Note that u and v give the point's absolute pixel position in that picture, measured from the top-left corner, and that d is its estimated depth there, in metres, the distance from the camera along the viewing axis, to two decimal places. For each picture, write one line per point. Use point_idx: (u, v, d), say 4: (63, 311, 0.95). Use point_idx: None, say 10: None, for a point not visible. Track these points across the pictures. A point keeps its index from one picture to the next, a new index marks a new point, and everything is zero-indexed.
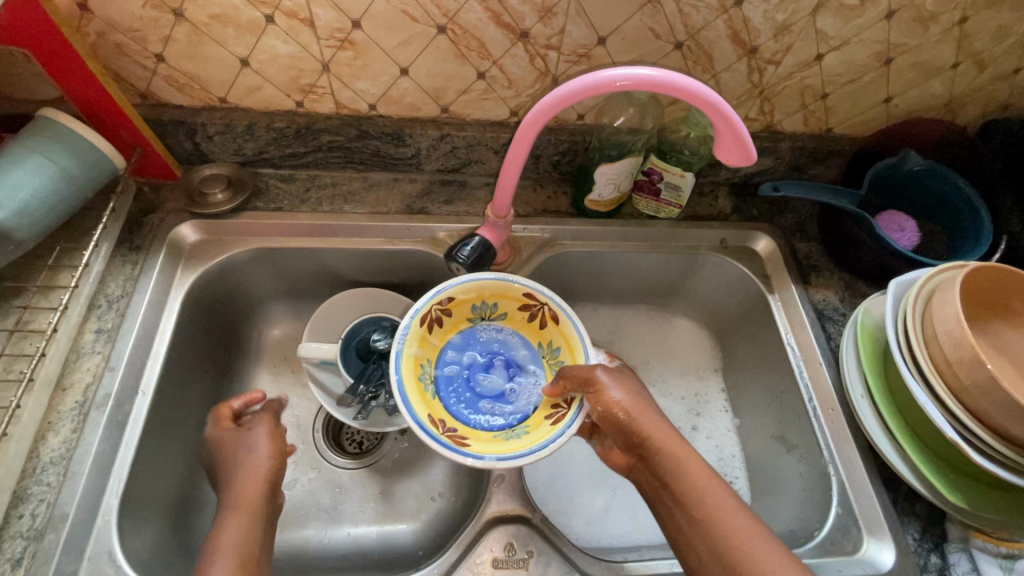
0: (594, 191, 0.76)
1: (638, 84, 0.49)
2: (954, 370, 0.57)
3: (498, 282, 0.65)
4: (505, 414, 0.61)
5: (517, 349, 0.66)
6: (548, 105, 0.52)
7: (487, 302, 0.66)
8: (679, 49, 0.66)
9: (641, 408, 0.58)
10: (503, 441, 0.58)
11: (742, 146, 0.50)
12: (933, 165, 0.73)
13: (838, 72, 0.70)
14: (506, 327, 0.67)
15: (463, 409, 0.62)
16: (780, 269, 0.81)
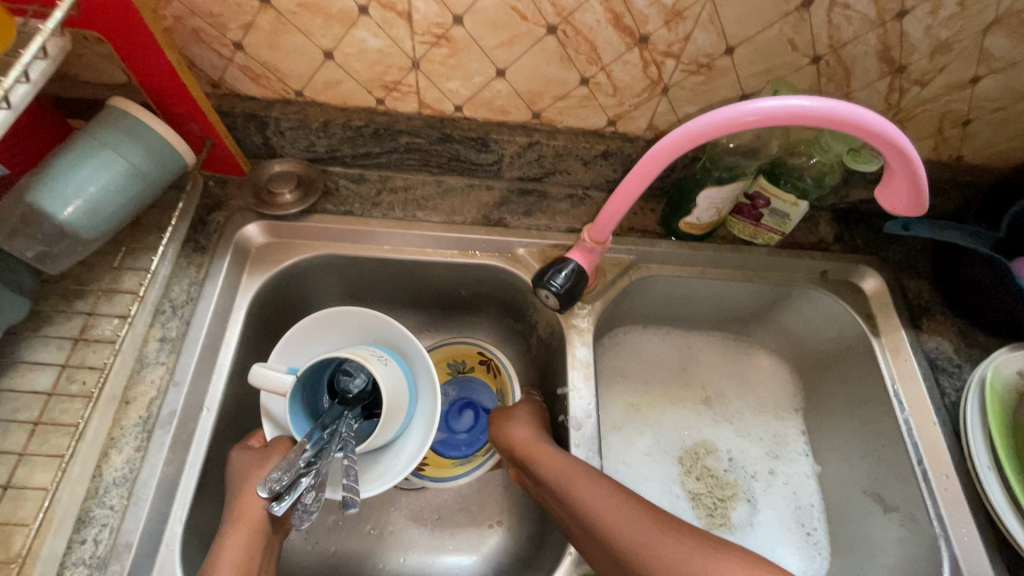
0: (692, 213, 0.69)
1: (807, 119, 0.43)
2: None
3: (460, 341, 0.78)
4: (466, 446, 0.74)
5: (484, 394, 0.77)
6: (678, 141, 0.47)
7: (460, 359, 0.78)
8: (815, 65, 0.58)
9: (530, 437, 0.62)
10: (454, 467, 0.72)
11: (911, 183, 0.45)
12: None
13: (991, 98, 0.62)
14: (478, 379, 0.79)
15: (441, 441, 0.74)
16: (886, 310, 0.73)
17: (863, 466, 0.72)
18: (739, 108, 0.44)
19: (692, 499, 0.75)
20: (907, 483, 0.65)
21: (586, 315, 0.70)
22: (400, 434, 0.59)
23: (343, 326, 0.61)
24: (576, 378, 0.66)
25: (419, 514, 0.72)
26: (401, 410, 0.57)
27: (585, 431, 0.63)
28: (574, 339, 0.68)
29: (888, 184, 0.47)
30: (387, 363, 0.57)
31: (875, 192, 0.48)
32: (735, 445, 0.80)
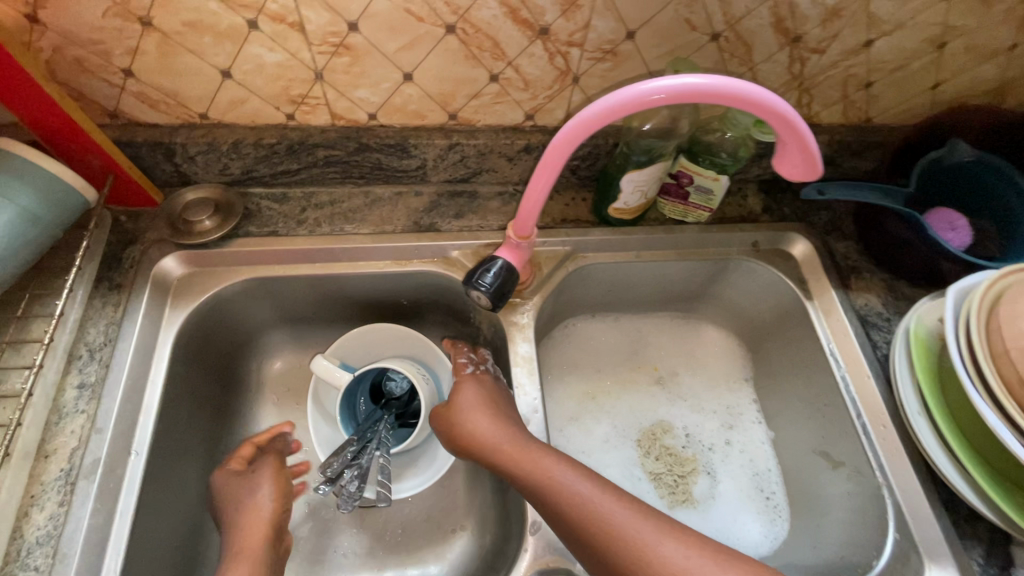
0: (620, 199, 0.69)
1: (716, 96, 0.43)
2: None
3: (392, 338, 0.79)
4: None
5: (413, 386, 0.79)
6: (581, 126, 0.46)
7: None
8: (716, 42, 0.59)
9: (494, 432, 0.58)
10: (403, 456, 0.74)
11: (807, 156, 0.46)
12: (984, 157, 0.67)
13: (886, 59, 0.64)
14: None
15: None
16: (816, 273, 0.75)
17: (811, 428, 0.74)
18: (652, 83, 0.43)
19: (654, 479, 0.76)
20: (850, 438, 0.67)
21: (527, 311, 0.69)
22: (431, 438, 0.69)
23: (389, 341, 0.73)
24: (520, 375, 0.65)
25: (381, 530, 0.71)
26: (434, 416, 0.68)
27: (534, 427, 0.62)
28: (515, 336, 0.67)
29: (783, 163, 0.48)
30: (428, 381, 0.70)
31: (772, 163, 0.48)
32: (691, 420, 0.81)
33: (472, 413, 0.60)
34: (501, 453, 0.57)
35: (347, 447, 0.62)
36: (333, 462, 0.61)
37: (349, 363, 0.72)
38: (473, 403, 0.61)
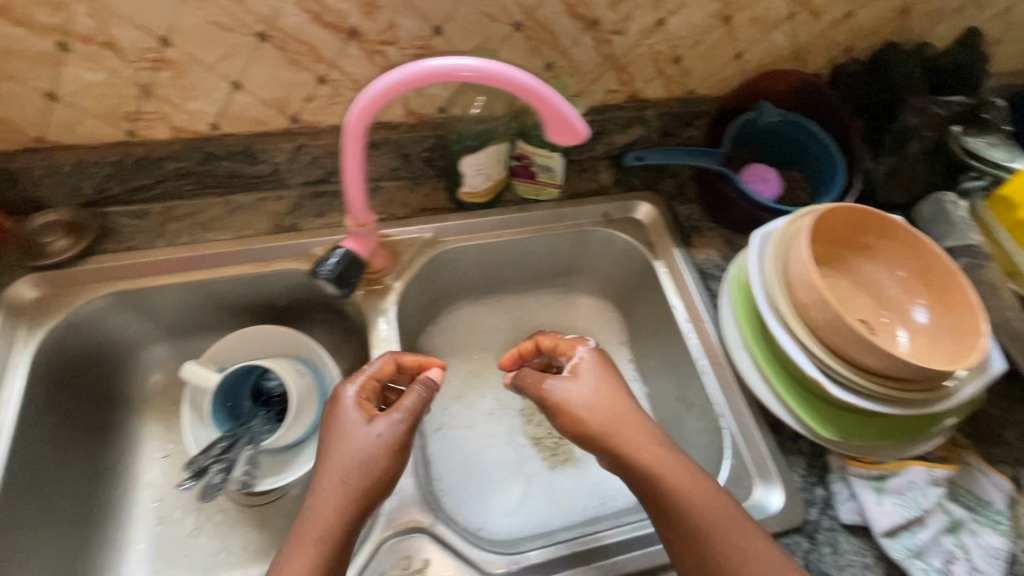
0: (466, 183, 0.74)
1: (476, 74, 0.49)
2: (808, 312, 0.59)
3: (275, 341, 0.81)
4: None
5: None
6: (362, 107, 0.50)
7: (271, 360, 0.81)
8: (519, 31, 0.64)
9: (637, 418, 0.57)
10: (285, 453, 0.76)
11: (568, 124, 0.50)
12: (788, 116, 0.76)
13: (683, 35, 0.71)
14: None
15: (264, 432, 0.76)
16: (662, 235, 0.82)
17: (671, 377, 0.80)
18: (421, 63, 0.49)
19: (536, 444, 0.81)
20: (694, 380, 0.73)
21: (391, 297, 0.73)
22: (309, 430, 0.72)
23: (265, 342, 0.76)
24: (382, 356, 0.69)
25: (273, 523, 0.72)
26: (309, 408, 0.71)
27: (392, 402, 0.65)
28: (376, 318, 0.72)
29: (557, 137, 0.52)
30: (302, 375, 0.72)
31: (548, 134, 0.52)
32: None
33: (589, 394, 0.58)
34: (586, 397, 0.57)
35: (213, 444, 0.64)
36: (198, 458, 0.62)
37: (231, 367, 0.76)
38: (583, 388, 0.58)
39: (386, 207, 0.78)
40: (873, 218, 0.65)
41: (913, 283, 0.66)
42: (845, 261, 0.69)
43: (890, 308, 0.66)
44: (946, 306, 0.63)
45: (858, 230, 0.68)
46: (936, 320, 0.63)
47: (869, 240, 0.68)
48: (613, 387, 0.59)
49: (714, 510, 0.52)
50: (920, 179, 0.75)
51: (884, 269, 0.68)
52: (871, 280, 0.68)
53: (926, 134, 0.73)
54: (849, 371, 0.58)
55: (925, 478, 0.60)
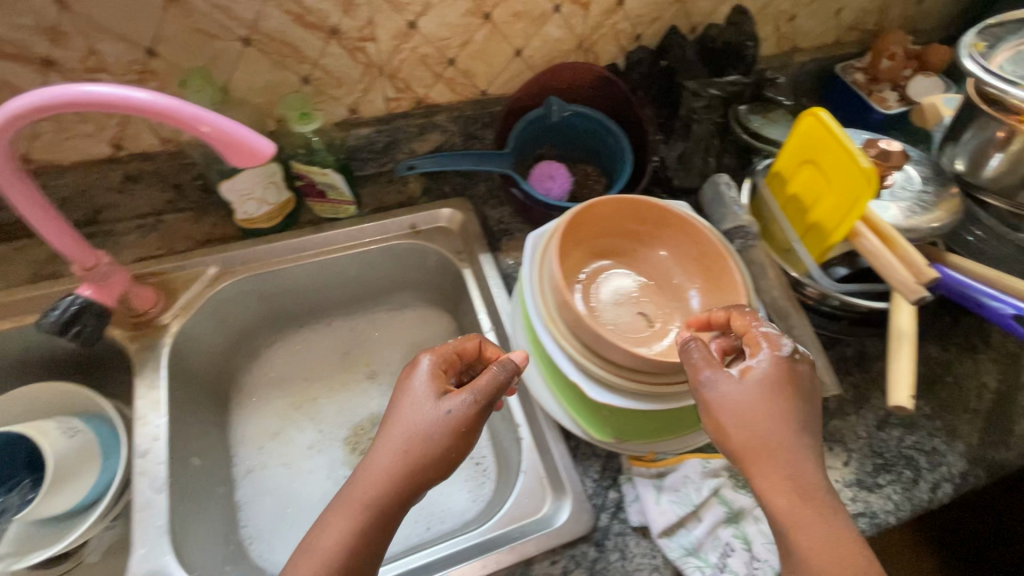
0: (239, 210, 0.70)
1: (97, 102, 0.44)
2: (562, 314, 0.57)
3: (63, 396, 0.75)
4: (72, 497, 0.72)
5: None
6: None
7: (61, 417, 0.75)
8: (250, 46, 0.61)
9: (789, 441, 0.47)
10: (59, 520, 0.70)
11: (230, 146, 0.46)
12: (573, 109, 0.74)
13: (445, 36, 0.68)
14: None
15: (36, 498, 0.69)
16: (470, 241, 0.79)
17: None
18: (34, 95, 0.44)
19: None
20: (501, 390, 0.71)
21: (167, 337, 0.68)
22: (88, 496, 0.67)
23: (43, 403, 0.70)
24: (147, 408, 0.64)
25: None
26: (83, 475, 0.66)
27: (152, 456, 0.61)
28: (146, 368, 0.66)
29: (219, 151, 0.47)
30: (73, 436, 0.66)
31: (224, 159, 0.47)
32: None
33: (739, 411, 0.48)
34: (469, 405, 0.50)
35: None
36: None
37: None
38: (735, 406, 0.48)
39: (166, 243, 0.73)
40: (638, 204, 0.63)
41: (692, 268, 0.64)
42: (627, 249, 0.67)
43: (671, 295, 0.65)
44: (716, 290, 0.61)
45: (631, 217, 0.65)
46: (705, 307, 0.62)
47: (650, 228, 0.65)
48: (771, 403, 0.48)
49: (837, 565, 0.43)
50: (712, 162, 0.75)
51: (665, 254, 0.66)
52: (654, 266, 0.66)
53: (708, 116, 0.73)
54: (602, 368, 0.55)
55: (699, 470, 0.58)
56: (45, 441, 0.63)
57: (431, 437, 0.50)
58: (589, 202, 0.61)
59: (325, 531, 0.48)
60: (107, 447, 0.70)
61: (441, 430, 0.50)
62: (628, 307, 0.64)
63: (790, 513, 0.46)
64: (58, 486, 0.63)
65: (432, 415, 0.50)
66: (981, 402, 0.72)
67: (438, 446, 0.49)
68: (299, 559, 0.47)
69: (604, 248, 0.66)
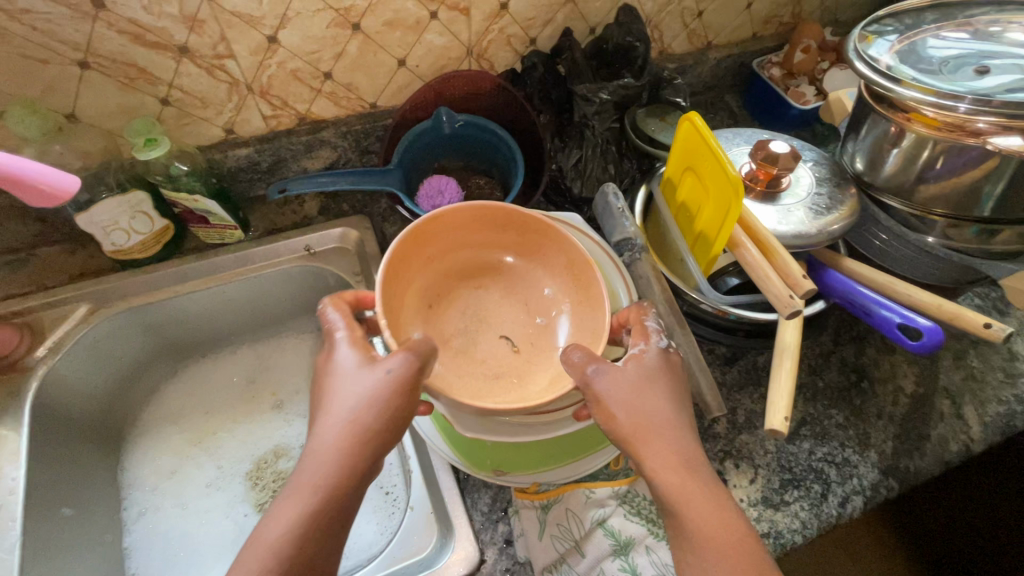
0: (105, 241, 0.65)
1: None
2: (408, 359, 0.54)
3: None
4: None
5: None
6: None
7: None
8: (90, 69, 0.57)
9: (672, 418, 0.47)
10: None
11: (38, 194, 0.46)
12: (461, 118, 0.71)
13: (313, 49, 0.64)
14: None
15: None
16: (368, 261, 0.75)
17: None
18: None
19: (259, 511, 0.71)
20: None
21: (35, 377, 0.64)
22: None
23: None
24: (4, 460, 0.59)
25: None
26: None
27: (9, 510, 0.57)
28: (5, 415, 0.61)
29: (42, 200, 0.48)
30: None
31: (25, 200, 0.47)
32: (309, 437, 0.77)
33: (623, 389, 0.47)
34: (394, 367, 0.47)
35: None
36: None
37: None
38: (621, 387, 0.48)
39: (36, 278, 0.69)
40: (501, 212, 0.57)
41: (559, 278, 0.60)
42: (495, 258, 0.62)
43: (540, 315, 0.60)
44: (585, 302, 0.56)
45: (496, 224, 0.60)
46: (577, 323, 0.57)
47: (514, 237, 0.60)
48: (647, 378, 0.48)
49: (723, 527, 0.43)
50: (610, 169, 0.72)
51: (529, 264, 0.62)
52: (521, 276, 0.62)
53: (600, 121, 0.70)
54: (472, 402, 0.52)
55: (583, 501, 0.54)
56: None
57: (362, 406, 0.47)
58: (437, 214, 0.56)
59: (272, 520, 0.44)
60: None
61: (374, 397, 0.47)
62: (491, 332, 0.60)
63: (679, 488, 0.45)
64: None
65: (356, 383, 0.47)
66: (898, 407, 0.69)
67: (382, 410, 0.47)
68: (253, 545, 0.43)
69: (467, 264, 0.61)
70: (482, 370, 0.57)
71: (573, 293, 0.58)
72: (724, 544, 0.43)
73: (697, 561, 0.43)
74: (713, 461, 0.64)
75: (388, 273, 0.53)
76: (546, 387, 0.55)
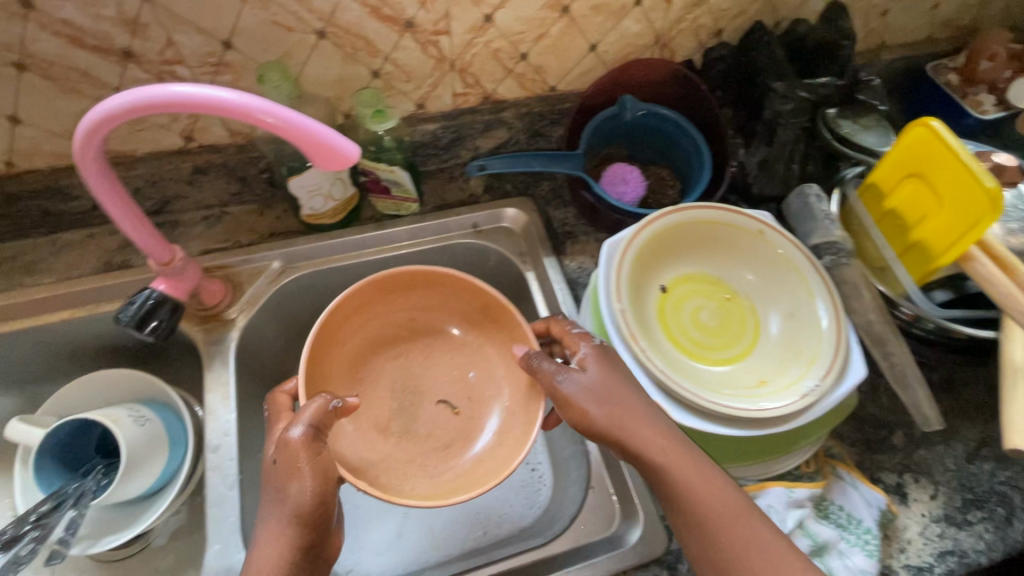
0: (305, 205, 0.69)
1: (165, 103, 0.42)
2: (360, 450, 0.62)
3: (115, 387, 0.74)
4: None
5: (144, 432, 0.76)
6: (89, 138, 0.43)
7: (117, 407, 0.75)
8: (326, 38, 0.59)
9: (647, 412, 0.50)
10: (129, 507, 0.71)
11: (327, 153, 0.45)
12: (649, 108, 0.71)
13: (520, 30, 0.65)
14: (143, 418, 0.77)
15: None
16: (533, 243, 0.77)
17: None
18: (146, 92, 0.42)
19: None
20: None
21: (233, 331, 0.68)
22: (160, 480, 0.69)
23: (109, 390, 0.72)
24: (216, 401, 0.64)
25: None
26: (156, 461, 0.68)
27: (221, 453, 0.61)
28: (214, 362, 0.66)
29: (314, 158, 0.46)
30: (144, 425, 0.68)
31: (315, 161, 0.46)
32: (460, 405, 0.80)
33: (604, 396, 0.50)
34: (300, 443, 0.49)
35: (33, 509, 0.60)
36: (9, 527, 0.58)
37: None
38: (589, 389, 0.50)
39: (231, 234, 0.73)
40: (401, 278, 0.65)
41: (471, 320, 0.70)
42: (394, 318, 0.70)
43: (466, 382, 0.70)
44: (505, 338, 0.67)
45: (371, 302, 0.67)
46: (505, 368, 0.68)
47: (424, 297, 0.69)
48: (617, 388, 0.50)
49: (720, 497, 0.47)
50: (794, 169, 0.70)
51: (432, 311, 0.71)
52: (422, 317, 0.71)
53: (793, 120, 0.68)
54: (688, 392, 0.53)
55: (784, 500, 0.55)
56: (119, 430, 0.65)
57: (300, 483, 0.48)
58: (332, 306, 0.63)
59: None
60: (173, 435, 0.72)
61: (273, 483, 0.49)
62: (422, 397, 0.69)
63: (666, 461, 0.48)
64: (133, 472, 0.65)
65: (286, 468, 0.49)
66: None
67: (306, 491, 0.48)
68: None
69: (381, 334, 0.69)
70: (421, 442, 0.66)
71: (495, 365, 0.70)
72: (731, 527, 0.46)
73: (720, 544, 0.46)
74: (891, 474, 0.63)
75: (308, 368, 0.60)
76: (490, 447, 0.64)
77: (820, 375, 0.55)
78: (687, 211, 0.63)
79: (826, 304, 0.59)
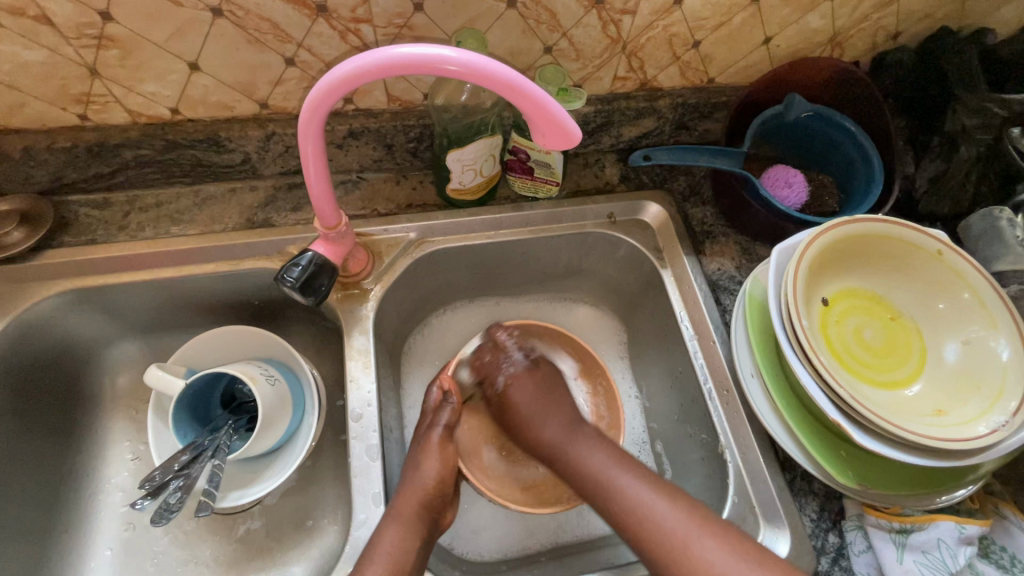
0: (454, 179, 0.67)
1: (377, 71, 0.42)
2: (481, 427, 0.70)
3: (236, 341, 0.71)
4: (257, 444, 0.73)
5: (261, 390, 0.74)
6: (327, 89, 0.43)
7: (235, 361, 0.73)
8: (514, 8, 0.57)
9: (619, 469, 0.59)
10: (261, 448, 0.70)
11: (559, 127, 0.43)
12: (818, 109, 0.68)
13: (704, 16, 0.62)
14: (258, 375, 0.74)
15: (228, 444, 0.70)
16: (671, 240, 0.74)
17: (672, 398, 0.72)
18: (388, 51, 0.41)
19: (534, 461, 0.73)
20: (701, 404, 0.67)
21: (370, 302, 0.68)
22: (287, 441, 0.68)
23: (234, 344, 0.71)
24: (356, 369, 0.64)
25: (247, 526, 0.70)
26: (283, 421, 0.67)
27: (365, 420, 0.61)
28: (353, 330, 0.66)
29: (530, 117, 0.44)
30: (275, 385, 0.66)
31: (533, 137, 0.45)
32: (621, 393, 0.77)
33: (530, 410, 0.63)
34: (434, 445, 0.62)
35: (175, 458, 0.60)
36: (156, 474, 0.59)
37: (198, 369, 0.70)
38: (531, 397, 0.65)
39: (369, 203, 0.72)
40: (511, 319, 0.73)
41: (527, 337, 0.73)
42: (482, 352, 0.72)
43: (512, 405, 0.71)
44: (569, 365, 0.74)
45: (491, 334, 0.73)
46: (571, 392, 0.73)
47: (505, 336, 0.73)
48: (572, 432, 0.61)
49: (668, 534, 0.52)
50: (969, 189, 0.66)
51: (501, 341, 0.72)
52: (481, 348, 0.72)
53: (980, 136, 0.64)
54: (868, 411, 0.51)
55: (955, 536, 0.53)
56: (256, 389, 0.63)
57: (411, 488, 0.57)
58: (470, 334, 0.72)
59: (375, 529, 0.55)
60: (298, 396, 0.70)
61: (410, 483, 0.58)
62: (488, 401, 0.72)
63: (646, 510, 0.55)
64: (265, 432, 0.64)
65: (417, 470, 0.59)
66: None
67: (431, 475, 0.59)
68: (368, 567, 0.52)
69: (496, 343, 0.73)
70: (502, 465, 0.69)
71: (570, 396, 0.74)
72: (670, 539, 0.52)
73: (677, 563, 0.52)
74: None
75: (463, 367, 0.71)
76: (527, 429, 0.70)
77: (1010, 411, 0.52)
78: (861, 222, 0.60)
79: (1009, 337, 0.55)
